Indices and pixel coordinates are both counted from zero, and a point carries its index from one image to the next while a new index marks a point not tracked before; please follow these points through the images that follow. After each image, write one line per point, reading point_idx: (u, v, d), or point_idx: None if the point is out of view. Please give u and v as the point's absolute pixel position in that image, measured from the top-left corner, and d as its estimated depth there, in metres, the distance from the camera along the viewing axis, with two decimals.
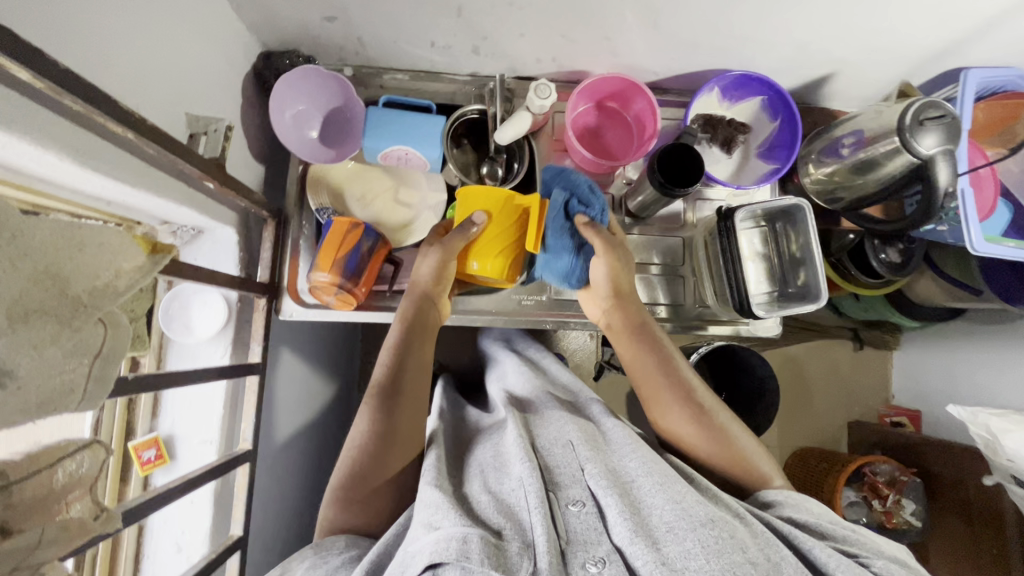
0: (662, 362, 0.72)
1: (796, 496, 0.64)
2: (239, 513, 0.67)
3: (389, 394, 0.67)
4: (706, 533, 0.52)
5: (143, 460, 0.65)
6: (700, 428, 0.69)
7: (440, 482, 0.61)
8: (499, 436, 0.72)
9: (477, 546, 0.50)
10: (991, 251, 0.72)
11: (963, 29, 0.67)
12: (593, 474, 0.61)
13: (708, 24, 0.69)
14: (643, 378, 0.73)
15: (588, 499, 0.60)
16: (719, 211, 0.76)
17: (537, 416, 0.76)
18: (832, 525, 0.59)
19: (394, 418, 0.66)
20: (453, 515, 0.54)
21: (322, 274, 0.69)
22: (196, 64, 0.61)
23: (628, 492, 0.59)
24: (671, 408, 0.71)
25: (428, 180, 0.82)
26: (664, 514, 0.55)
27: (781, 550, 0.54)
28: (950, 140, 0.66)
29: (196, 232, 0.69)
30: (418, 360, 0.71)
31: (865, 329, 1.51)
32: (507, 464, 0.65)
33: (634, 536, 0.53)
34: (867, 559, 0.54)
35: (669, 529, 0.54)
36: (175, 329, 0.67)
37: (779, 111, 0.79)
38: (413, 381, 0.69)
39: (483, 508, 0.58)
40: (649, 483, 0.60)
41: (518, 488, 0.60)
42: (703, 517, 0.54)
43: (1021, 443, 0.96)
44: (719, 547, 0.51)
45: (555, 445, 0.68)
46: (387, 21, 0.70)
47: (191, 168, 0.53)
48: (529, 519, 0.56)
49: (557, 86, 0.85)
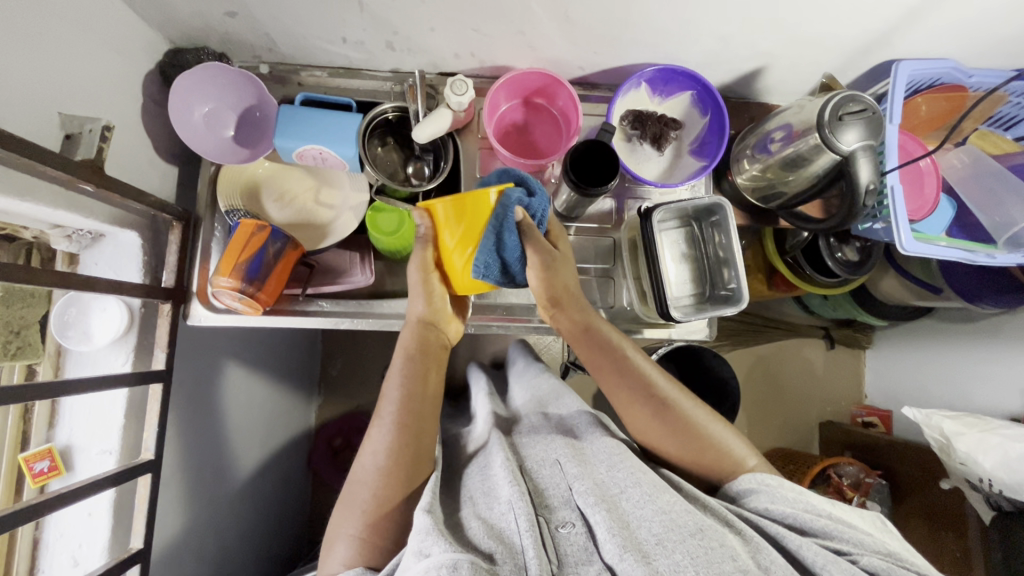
0: (618, 363, 0.71)
1: (773, 482, 0.62)
2: (141, 525, 0.66)
3: (405, 425, 0.65)
4: (695, 543, 0.51)
5: (34, 473, 0.63)
6: (662, 423, 0.69)
7: (429, 505, 0.58)
8: (486, 460, 0.68)
9: (469, 570, 0.48)
10: (922, 250, 0.70)
11: (884, 21, 0.64)
12: (581, 491, 0.59)
13: (621, 17, 0.66)
14: (611, 384, 0.72)
15: (577, 519, 0.58)
16: (641, 211, 0.74)
17: (526, 434, 0.74)
18: (811, 516, 0.57)
19: (404, 443, 0.64)
20: (443, 541, 0.51)
21: (224, 279, 0.67)
22: (75, 62, 0.59)
23: (616, 506, 0.57)
24: (634, 410, 0.70)
25: (349, 180, 0.80)
26: (653, 526, 0.54)
27: (771, 554, 0.52)
28: (869, 135, 0.65)
29: (96, 236, 0.66)
30: (423, 391, 0.69)
31: (836, 329, 1.47)
32: (495, 487, 0.62)
33: (623, 552, 0.51)
34: (854, 554, 0.53)
35: (659, 541, 0.52)
36: (72, 337, 0.65)
37: (708, 106, 0.77)
38: (423, 409, 0.67)
39: (475, 535, 0.55)
40: (637, 494, 0.58)
41: (507, 512, 0.57)
42: (691, 528, 0.53)
43: (974, 447, 0.93)
44: (709, 557, 0.50)
45: (543, 466, 0.66)
46: (289, 16, 0.67)
47: (52, 168, 0.51)
48: (520, 541, 0.53)
49: (485, 82, 0.82)
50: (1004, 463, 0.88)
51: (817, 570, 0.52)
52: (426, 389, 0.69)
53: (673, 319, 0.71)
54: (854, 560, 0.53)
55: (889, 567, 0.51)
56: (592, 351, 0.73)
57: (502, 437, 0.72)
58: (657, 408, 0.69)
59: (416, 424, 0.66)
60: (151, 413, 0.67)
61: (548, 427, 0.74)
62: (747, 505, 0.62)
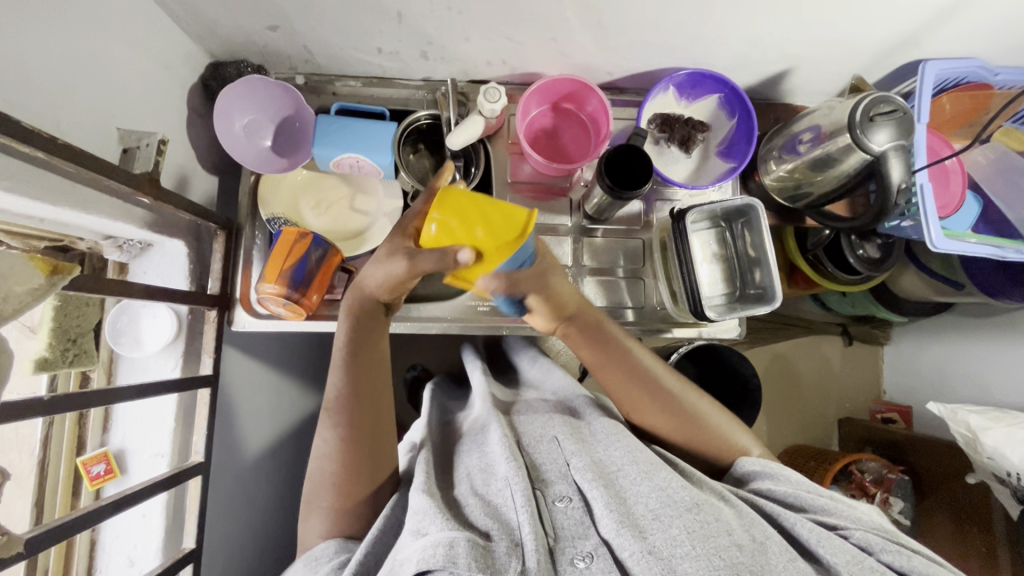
0: (619, 352, 0.73)
1: (773, 467, 0.65)
2: (192, 526, 0.68)
3: (357, 402, 0.66)
4: (691, 518, 0.52)
5: (92, 475, 0.65)
6: (664, 411, 0.71)
7: (427, 486, 0.60)
8: (483, 436, 0.70)
9: (465, 549, 0.49)
10: (952, 247, 0.71)
11: (913, 22, 0.65)
12: (579, 467, 0.61)
13: (654, 23, 0.67)
14: (610, 377, 0.74)
15: (574, 494, 0.59)
16: (673, 212, 0.75)
17: (522, 412, 0.76)
18: (810, 495, 0.60)
19: (354, 425, 0.65)
20: (440, 519, 0.54)
21: (270, 285, 0.69)
22: (128, 78, 0.61)
23: (613, 483, 0.59)
24: (640, 399, 0.72)
25: (384, 188, 0.82)
26: (650, 502, 0.55)
27: (766, 530, 0.54)
28: (901, 134, 0.66)
29: (144, 245, 0.69)
30: (372, 361, 0.68)
31: (854, 325, 1.48)
32: (492, 464, 0.64)
33: (620, 527, 0.53)
34: (845, 530, 0.55)
35: (655, 516, 0.54)
36: (124, 343, 0.68)
37: (736, 108, 0.78)
38: (376, 381, 0.68)
39: (472, 511, 0.57)
40: (633, 472, 0.60)
41: (504, 488, 0.59)
42: (689, 502, 0.54)
43: (1001, 441, 0.93)
44: (705, 531, 0.51)
45: (540, 442, 0.67)
46: (328, 28, 0.69)
47: (116, 181, 0.53)
48: (516, 518, 0.55)
49: (514, 89, 0.84)
50: None
51: (812, 546, 0.54)
52: (379, 363, 0.69)
53: (705, 319, 0.72)
54: (846, 535, 0.55)
55: (882, 541, 0.53)
56: (594, 346, 0.73)
57: (500, 416, 0.73)
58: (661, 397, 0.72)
59: (368, 402, 0.67)
60: (200, 416, 0.70)
61: (544, 405, 0.77)
62: (750, 488, 0.64)
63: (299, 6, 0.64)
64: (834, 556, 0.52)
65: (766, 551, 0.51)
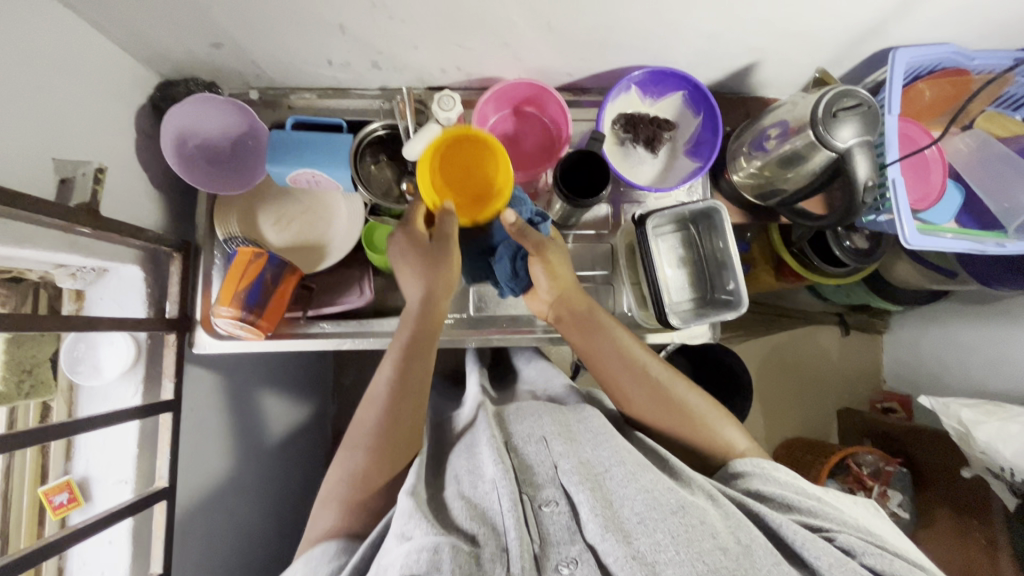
0: (608, 344, 0.72)
1: (766, 467, 0.62)
2: (159, 551, 0.67)
3: (394, 420, 0.65)
4: (676, 521, 0.50)
5: (54, 505, 0.65)
6: (653, 399, 0.70)
7: (413, 487, 0.58)
8: (472, 438, 0.68)
9: (449, 555, 0.47)
10: (926, 244, 0.68)
11: (877, 11, 0.62)
12: (566, 470, 0.57)
13: (604, 23, 0.65)
14: (601, 365, 0.72)
15: (561, 497, 0.56)
16: (636, 217, 0.73)
17: (512, 411, 0.73)
18: (799, 497, 0.57)
19: (383, 443, 0.64)
20: (426, 523, 0.51)
21: (225, 309, 0.68)
22: (66, 106, 0.60)
23: (600, 485, 0.56)
24: (626, 390, 0.71)
25: (344, 201, 0.81)
26: (635, 505, 0.53)
27: (751, 532, 0.52)
28: (866, 130, 0.63)
29: (99, 270, 0.67)
30: (413, 379, 0.67)
31: (850, 313, 1.45)
32: (479, 465, 0.61)
33: (604, 531, 0.50)
34: (830, 531, 0.53)
35: (640, 520, 0.51)
36: (82, 371, 0.67)
37: (701, 106, 0.76)
38: (415, 401, 0.67)
39: (458, 516, 0.55)
40: (620, 473, 0.57)
41: (491, 492, 0.56)
42: (673, 505, 0.52)
43: (994, 436, 0.90)
44: (689, 535, 0.49)
45: (529, 442, 0.63)
46: (273, 43, 0.67)
47: (50, 215, 0.52)
48: (503, 523, 0.53)
49: (474, 94, 0.82)
50: None
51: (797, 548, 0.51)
52: (420, 380, 0.68)
53: (671, 326, 0.70)
54: (830, 538, 0.52)
55: (865, 545, 0.51)
56: (590, 336, 0.72)
57: (489, 415, 0.71)
58: (649, 388, 0.70)
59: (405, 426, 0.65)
60: (163, 441, 0.69)
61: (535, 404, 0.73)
62: (741, 486, 0.61)
63: (238, 22, 0.63)
64: (819, 559, 0.49)
65: (753, 556, 0.49)
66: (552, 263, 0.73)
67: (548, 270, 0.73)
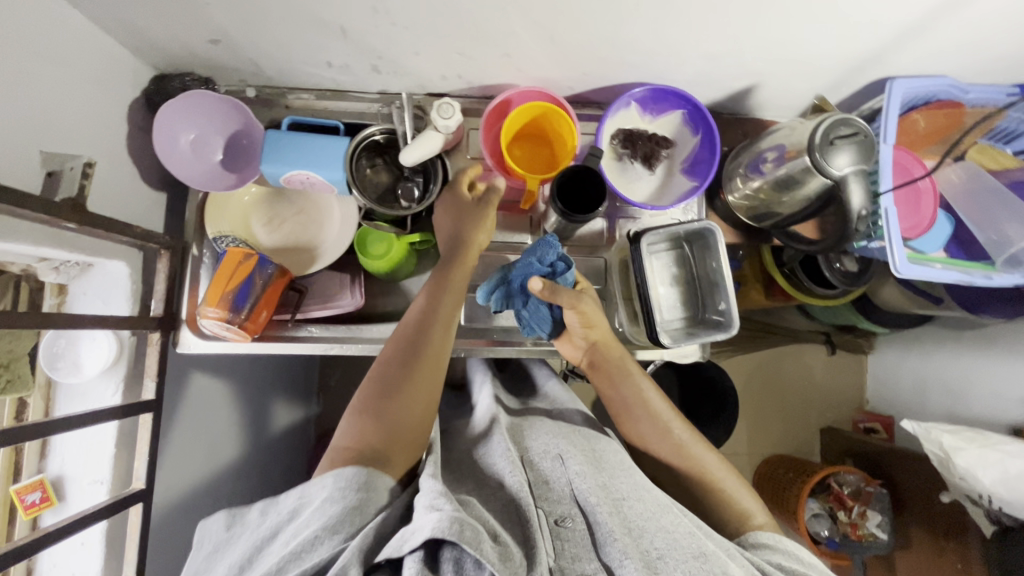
0: (631, 391, 0.72)
1: (787, 543, 0.60)
2: (132, 554, 0.66)
3: (400, 407, 0.63)
4: (696, 565, 0.49)
5: (26, 505, 0.62)
6: (674, 455, 0.69)
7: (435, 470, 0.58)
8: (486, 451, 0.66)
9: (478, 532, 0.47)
10: (916, 273, 0.68)
11: (876, 41, 0.63)
12: (582, 488, 0.57)
13: (607, 39, 0.65)
14: (623, 410, 0.72)
15: (576, 514, 0.56)
16: (631, 233, 0.73)
17: (529, 424, 0.72)
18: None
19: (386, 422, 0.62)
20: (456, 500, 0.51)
21: (212, 309, 0.68)
22: (56, 98, 0.58)
23: (619, 510, 0.55)
24: (648, 439, 0.71)
25: (339, 204, 0.80)
26: (655, 539, 0.52)
27: None
28: (862, 158, 0.64)
29: (83, 266, 0.65)
30: (421, 379, 0.66)
31: (837, 333, 1.44)
32: (493, 480, 0.61)
33: (625, 556, 0.49)
34: None
35: (660, 555, 0.50)
36: (61, 367, 0.65)
37: (699, 125, 0.76)
38: (422, 398, 0.65)
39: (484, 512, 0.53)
40: (640, 507, 0.56)
41: (512, 503, 0.57)
42: (694, 550, 0.51)
43: (973, 463, 0.91)
44: None
45: (546, 457, 0.63)
46: (271, 42, 0.66)
47: (34, 209, 0.51)
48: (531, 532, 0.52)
49: (473, 102, 0.81)
50: (1005, 480, 0.87)
51: None
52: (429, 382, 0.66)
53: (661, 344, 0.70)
54: None
55: None
56: (614, 383, 0.72)
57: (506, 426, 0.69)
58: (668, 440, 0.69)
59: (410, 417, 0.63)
60: (141, 442, 0.68)
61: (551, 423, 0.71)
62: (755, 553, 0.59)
63: (236, 20, 0.62)
64: None
65: None
66: (586, 311, 0.70)
67: (581, 317, 0.71)
